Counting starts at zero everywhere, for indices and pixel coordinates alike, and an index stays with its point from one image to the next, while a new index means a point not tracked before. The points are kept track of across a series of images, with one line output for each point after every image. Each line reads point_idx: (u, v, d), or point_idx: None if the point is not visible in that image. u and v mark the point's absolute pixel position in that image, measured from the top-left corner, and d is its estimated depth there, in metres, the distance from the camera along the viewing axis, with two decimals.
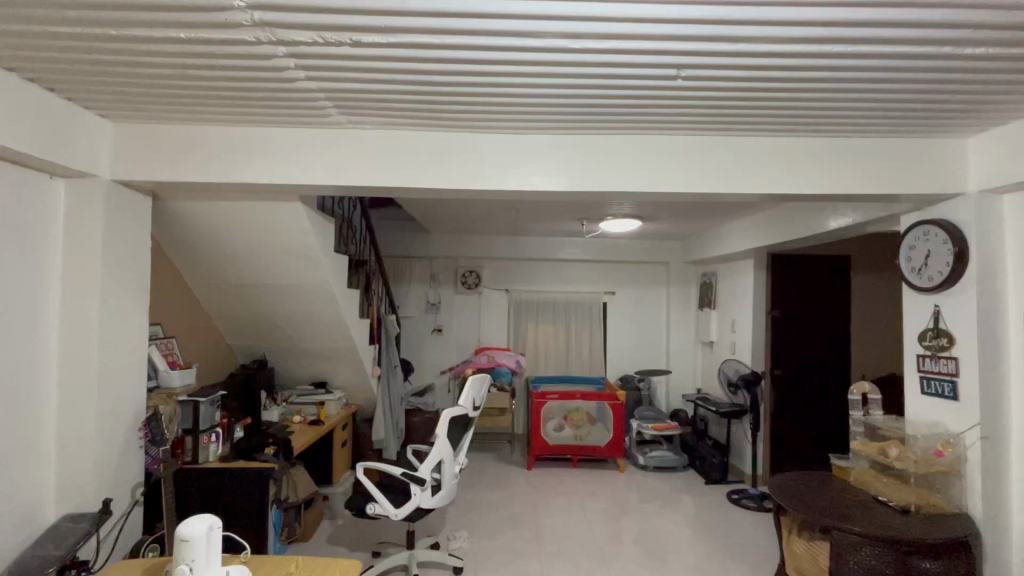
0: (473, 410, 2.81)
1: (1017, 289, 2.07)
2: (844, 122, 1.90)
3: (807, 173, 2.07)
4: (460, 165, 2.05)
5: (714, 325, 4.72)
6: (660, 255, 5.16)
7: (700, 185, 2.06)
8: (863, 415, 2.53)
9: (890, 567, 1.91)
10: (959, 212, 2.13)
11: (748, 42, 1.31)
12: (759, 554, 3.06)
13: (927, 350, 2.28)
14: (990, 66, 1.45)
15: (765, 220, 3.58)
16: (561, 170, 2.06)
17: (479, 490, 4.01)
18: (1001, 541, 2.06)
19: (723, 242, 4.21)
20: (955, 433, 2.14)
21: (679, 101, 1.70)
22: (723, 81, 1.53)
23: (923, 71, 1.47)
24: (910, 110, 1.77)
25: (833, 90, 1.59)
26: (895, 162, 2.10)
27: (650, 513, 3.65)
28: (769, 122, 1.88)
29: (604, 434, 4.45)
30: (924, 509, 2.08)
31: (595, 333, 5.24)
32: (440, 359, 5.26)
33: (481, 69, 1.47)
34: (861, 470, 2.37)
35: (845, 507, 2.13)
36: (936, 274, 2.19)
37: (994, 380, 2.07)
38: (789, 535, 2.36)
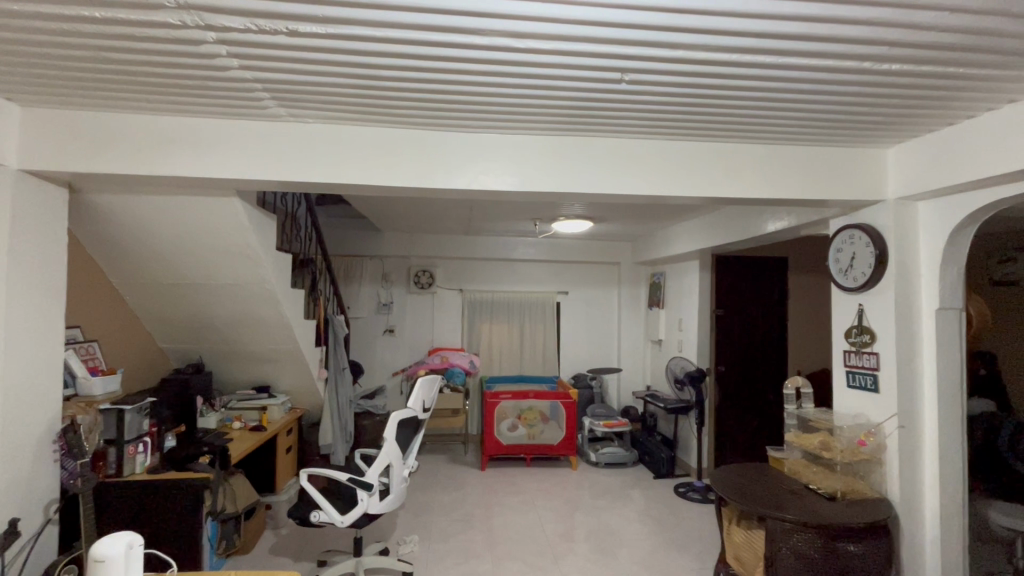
0: (422, 411, 2.77)
1: (929, 288, 2.24)
2: (780, 130, 1.99)
3: (743, 178, 2.17)
4: (408, 162, 2.01)
5: (662, 324, 4.87)
6: (612, 256, 5.26)
7: (646, 186, 2.11)
8: (797, 408, 2.65)
9: (819, 551, 2.03)
10: (880, 216, 2.29)
11: (686, 49, 1.35)
12: (703, 545, 3.18)
13: (852, 346, 2.44)
14: (904, 81, 1.56)
15: (709, 223, 3.71)
16: (511, 170, 2.06)
17: (432, 493, 3.96)
18: (917, 522, 2.23)
19: (670, 244, 4.35)
20: (876, 422, 2.30)
21: (624, 105, 1.73)
22: (666, 87, 1.58)
23: (845, 84, 1.57)
24: (836, 119, 1.88)
25: (767, 99, 1.67)
26: (824, 170, 2.22)
27: (601, 509, 3.72)
28: (709, 128, 1.95)
29: (557, 432, 4.51)
30: (849, 495, 2.23)
31: (549, 333, 5.27)
32: (392, 361, 5.16)
33: (427, 65, 1.45)
34: (794, 461, 2.50)
35: (780, 497, 2.24)
36: (861, 274, 2.34)
37: (910, 373, 2.23)
38: (730, 525, 2.46)
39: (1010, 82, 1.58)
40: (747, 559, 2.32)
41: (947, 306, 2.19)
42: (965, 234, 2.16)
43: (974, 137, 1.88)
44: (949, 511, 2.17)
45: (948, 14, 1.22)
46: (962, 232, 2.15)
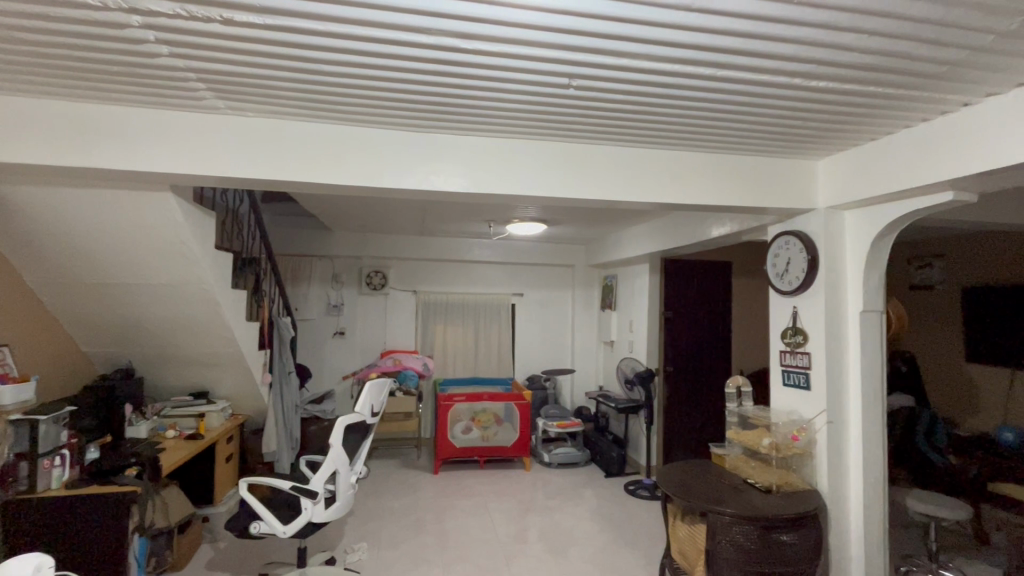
0: (371, 416, 2.71)
1: (854, 292, 2.40)
2: (720, 140, 2.08)
3: (688, 185, 2.25)
4: (355, 161, 1.96)
5: (614, 325, 4.97)
6: (565, 258, 5.33)
7: (595, 191, 2.15)
8: (737, 406, 2.76)
9: (755, 542, 2.13)
10: (811, 223, 2.43)
11: (629, 57, 1.39)
12: (650, 540, 3.28)
13: (788, 346, 2.56)
14: (829, 97, 1.67)
15: (658, 227, 3.83)
16: (462, 172, 2.04)
17: (383, 498, 3.87)
18: (842, 512, 2.38)
19: (622, 247, 4.45)
20: (807, 418, 2.44)
21: (572, 109, 1.76)
22: (612, 93, 1.62)
23: (778, 98, 1.66)
24: (771, 131, 1.98)
25: (708, 109, 1.74)
26: (762, 179, 2.34)
27: (553, 509, 3.76)
28: (655, 135, 2.01)
29: (510, 434, 4.51)
30: (783, 488, 2.35)
31: (504, 335, 5.28)
32: (342, 364, 5.02)
33: (372, 62, 1.42)
34: (735, 457, 2.61)
35: (720, 492, 2.34)
36: (795, 278, 2.47)
37: (837, 372, 2.38)
38: (675, 521, 2.54)
39: (922, 102, 1.72)
40: (691, 553, 2.39)
41: (869, 308, 2.36)
42: (885, 241, 2.33)
43: (894, 152, 2.03)
44: (869, 501, 2.34)
45: (867, 37, 1.32)
46: (882, 240, 2.31)
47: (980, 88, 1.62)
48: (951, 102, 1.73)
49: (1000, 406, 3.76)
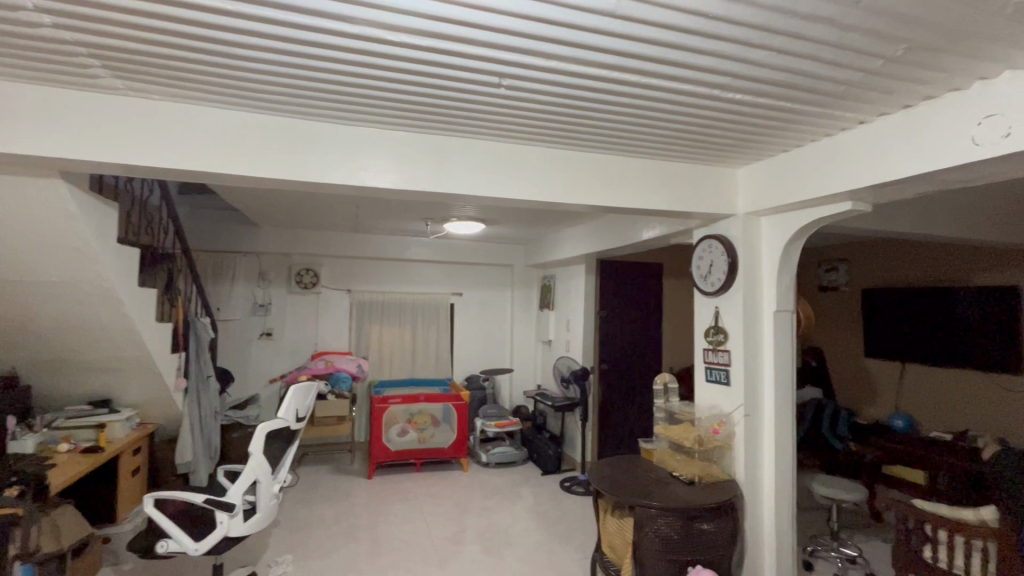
0: (296, 421, 2.58)
1: (769, 293, 2.56)
2: (648, 145, 2.16)
3: (617, 189, 2.32)
4: (277, 153, 1.85)
5: (552, 325, 5.04)
6: (505, 258, 5.34)
7: (529, 192, 2.17)
8: (665, 402, 2.88)
9: (678, 532, 2.23)
10: (732, 228, 2.58)
11: (557, 59, 1.42)
12: (583, 535, 3.35)
13: (710, 344, 2.70)
14: (745, 110, 1.78)
15: (593, 229, 3.92)
16: (393, 167, 1.99)
17: (312, 506, 3.70)
18: (757, 498, 2.54)
19: (559, 247, 4.52)
20: (727, 412, 2.59)
21: (504, 109, 1.76)
22: (543, 95, 1.63)
23: (699, 107, 1.74)
24: (695, 140, 2.09)
25: (635, 114, 1.80)
26: (687, 185, 2.45)
27: (490, 509, 3.75)
28: (587, 137, 2.05)
29: (448, 435, 4.45)
30: (704, 479, 2.47)
31: (442, 335, 5.20)
32: (270, 367, 4.77)
33: (292, 48, 1.36)
34: (662, 451, 2.71)
35: (647, 485, 2.42)
36: (718, 280, 2.61)
37: (753, 368, 2.54)
38: (606, 515, 2.60)
39: (825, 118, 1.86)
40: (620, 546, 2.46)
41: (782, 308, 2.53)
42: (796, 246, 2.49)
43: (804, 163, 2.18)
44: (781, 488, 2.50)
45: (776, 54, 1.41)
46: (793, 245, 2.49)
47: (874, 108, 1.77)
48: (851, 119, 1.88)
49: (892, 396, 4.17)
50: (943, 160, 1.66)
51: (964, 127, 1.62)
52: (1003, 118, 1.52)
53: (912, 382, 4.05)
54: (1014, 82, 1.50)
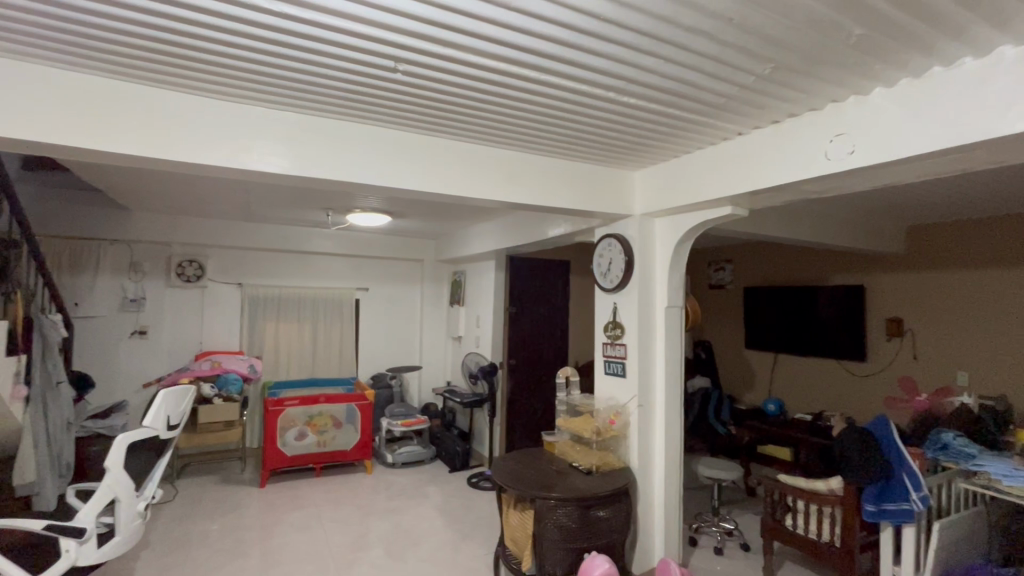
0: (167, 430, 2.30)
1: (662, 290, 2.71)
2: (549, 143, 2.19)
3: (522, 186, 2.34)
4: (141, 127, 1.65)
5: (462, 321, 5.00)
6: (414, 252, 5.19)
7: (431, 185, 2.12)
8: (566, 395, 2.95)
9: (576, 521, 2.31)
10: (629, 228, 2.71)
11: (455, 48, 1.39)
12: (488, 530, 3.36)
13: (609, 339, 2.82)
14: (639, 114, 1.86)
15: (503, 225, 3.93)
16: (277, 149, 1.84)
17: (193, 522, 3.35)
18: (648, 483, 2.70)
19: (469, 243, 4.48)
20: (622, 403, 2.72)
21: (402, 96, 1.70)
22: (441, 84, 1.60)
23: (596, 108, 1.80)
24: (595, 140, 2.16)
25: (536, 111, 1.82)
26: (588, 185, 2.53)
27: (394, 510, 3.64)
28: (490, 131, 2.04)
29: (350, 437, 4.25)
30: (601, 468, 2.57)
31: (347, 332, 4.95)
32: (144, 369, 4.24)
33: (154, 6, 1.21)
34: (563, 443, 2.79)
35: (548, 478, 2.48)
36: (616, 277, 2.73)
37: (646, 360, 2.68)
38: (508, 509, 2.62)
39: (708, 127, 2.00)
40: (520, 539, 2.50)
41: (672, 304, 2.70)
42: (685, 246, 2.67)
43: (691, 168, 2.34)
44: (670, 472, 2.68)
45: (664, 62, 1.48)
46: (683, 245, 2.65)
47: (749, 121, 1.94)
48: (730, 130, 2.04)
49: (766, 383, 4.66)
50: (803, 172, 1.86)
51: (819, 144, 1.82)
52: (849, 137, 1.72)
53: (783, 370, 4.54)
54: (858, 106, 1.70)
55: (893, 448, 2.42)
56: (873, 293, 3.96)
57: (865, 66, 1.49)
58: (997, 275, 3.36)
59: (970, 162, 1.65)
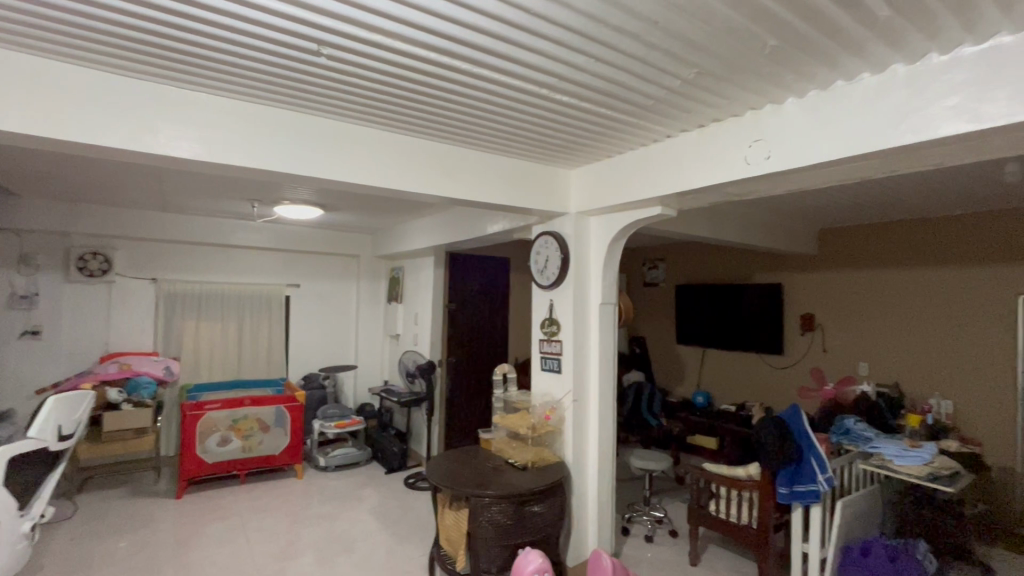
0: (54, 440, 2.11)
1: (596, 287, 2.76)
2: (483, 138, 2.17)
3: (457, 180, 2.32)
4: (25, 102, 1.47)
5: (400, 318, 4.87)
6: (350, 247, 5.00)
7: (361, 176, 2.04)
8: (503, 392, 2.95)
9: (510, 518, 2.31)
10: (564, 226, 2.74)
11: (383, 34, 1.33)
12: (425, 530, 3.30)
13: (545, 335, 2.84)
14: (572, 113, 1.88)
15: (441, 221, 3.87)
16: (189, 133, 1.71)
17: (96, 540, 3.05)
18: (582, 477, 2.75)
19: (407, 238, 4.37)
20: (558, 398, 2.75)
21: (328, 82, 1.62)
22: (369, 71, 1.53)
23: (530, 104, 1.79)
24: (530, 137, 2.16)
25: (469, 104, 1.79)
26: (524, 182, 2.53)
27: (326, 515, 3.49)
28: (423, 123, 1.99)
29: (279, 440, 4.03)
30: (536, 463, 2.59)
31: (276, 330, 4.69)
32: (38, 373, 3.82)
33: None
34: (499, 440, 2.79)
35: (483, 475, 2.46)
36: (552, 274, 2.75)
37: (581, 356, 2.73)
38: (443, 509, 2.58)
39: (639, 129, 2.06)
40: (455, 539, 2.47)
41: (606, 301, 2.76)
42: (619, 245, 2.73)
43: (624, 168, 2.40)
44: (603, 464, 2.74)
45: (594, 61, 1.50)
46: (617, 243, 2.72)
47: (677, 124, 2.01)
48: (660, 132, 2.11)
49: (695, 376, 4.89)
50: (725, 176, 1.95)
51: (739, 149, 1.91)
52: (766, 143, 1.83)
53: (710, 364, 4.79)
54: (775, 114, 1.80)
55: (804, 435, 2.60)
56: (789, 291, 4.26)
57: (779, 76, 1.58)
58: (894, 275, 3.70)
59: (868, 171, 1.79)
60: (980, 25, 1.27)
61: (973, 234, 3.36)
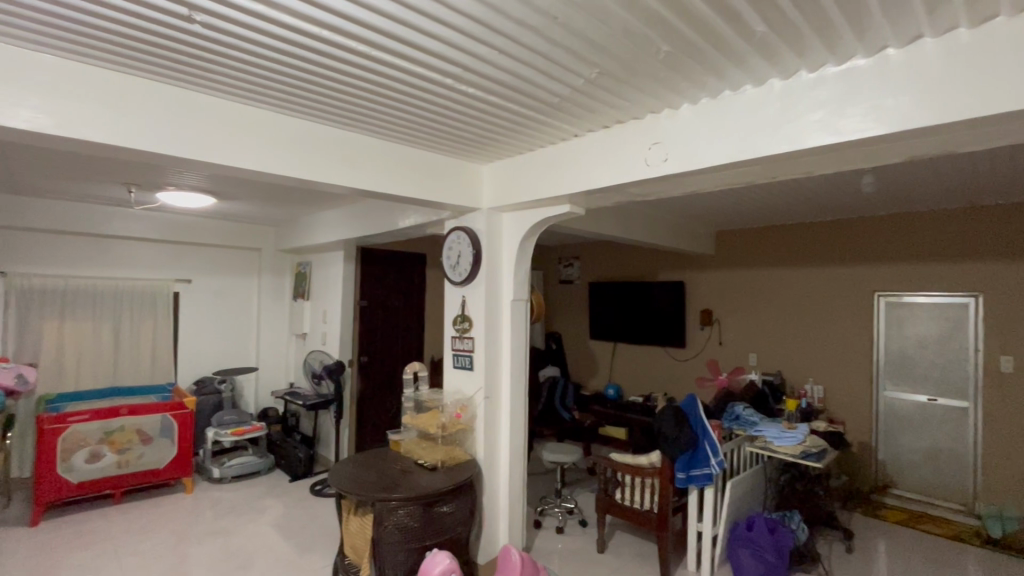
0: None
1: (508, 283, 2.76)
2: (388, 127, 2.09)
3: (362, 169, 2.21)
4: None
5: (307, 316, 4.59)
6: (250, 240, 4.62)
7: (251, 161, 1.88)
8: (414, 391, 2.86)
9: (417, 520, 2.24)
10: (477, 221, 2.71)
11: (265, 5, 1.22)
12: (332, 539, 3.13)
13: (457, 332, 2.80)
14: (479, 106, 1.85)
15: (351, 214, 3.69)
16: (31, 99, 1.47)
17: None
18: (493, 473, 2.74)
19: (314, 231, 4.12)
20: (469, 396, 2.72)
21: (207, 54, 1.46)
22: (253, 44, 1.40)
23: (434, 94, 1.74)
24: (438, 129, 2.11)
25: (369, 89, 1.70)
26: (434, 175, 2.47)
27: (219, 532, 3.20)
28: (322, 106, 1.87)
29: (164, 452, 3.63)
30: (446, 463, 2.55)
31: (161, 331, 4.22)
32: None
33: None
34: (409, 441, 2.71)
35: (390, 478, 2.37)
36: (464, 269, 2.71)
37: (493, 353, 2.72)
38: (348, 515, 2.46)
39: (546, 127, 2.08)
40: (360, 546, 2.36)
41: (518, 297, 2.76)
42: (530, 242, 2.75)
43: (535, 167, 2.41)
44: (514, 459, 2.76)
45: (497, 54, 1.48)
46: (529, 240, 2.73)
47: (582, 124, 2.05)
48: (567, 131, 2.14)
49: (607, 370, 5.10)
50: (626, 176, 2.03)
51: (640, 151, 1.99)
52: (663, 146, 1.91)
53: (620, 358, 5.01)
54: (671, 119, 1.89)
55: (699, 422, 2.78)
56: (690, 288, 4.56)
57: (674, 81, 1.65)
58: (777, 274, 4.09)
59: (751, 176, 1.94)
60: (840, 47, 1.41)
61: (840, 238, 3.80)
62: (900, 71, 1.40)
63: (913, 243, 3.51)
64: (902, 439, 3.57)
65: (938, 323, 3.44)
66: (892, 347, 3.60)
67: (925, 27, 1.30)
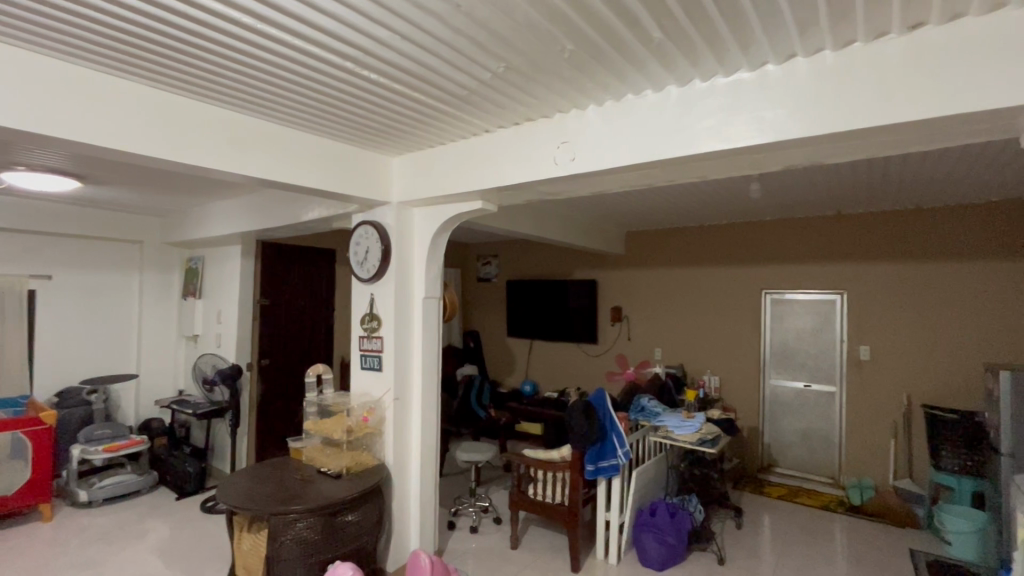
0: None
1: (420, 281, 2.68)
2: (284, 111, 1.93)
3: (256, 155, 2.02)
4: None
5: (198, 317, 4.17)
6: (128, 232, 4.11)
7: (118, 138, 1.64)
8: (317, 395, 2.69)
9: (319, 532, 2.10)
10: (386, 216, 2.60)
11: None
12: (225, 560, 2.86)
13: (365, 332, 2.67)
14: (385, 93, 1.76)
15: (249, 205, 3.40)
16: None
17: None
18: (404, 477, 2.65)
19: (207, 223, 3.75)
20: (377, 399, 2.61)
21: (52, 10, 1.25)
22: (111, 3, 1.22)
23: (333, 77, 1.63)
24: (342, 116, 1.99)
25: (258, 66, 1.55)
26: (339, 166, 2.33)
27: (85, 563, 2.80)
28: (204, 82, 1.68)
29: (13, 476, 3.10)
30: (352, 469, 2.42)
31: (11, 335, 3.61)
32: None
33: None
34: (312, 449, 2.54)
35: (289, 489, 2.21)
36: (372, 266, 2.59)
37: (403, 352, 2.62)
38: (240, 533, 2.25)
39: (456, 120, 2.03)
40: (253, 565, 2.17)
41: (429, 295, 2.69)
42: (441, 238, 2.69)
43: (445, 161, 2.35)
44: (426, 461, 2.68)
45: (399, 39, 1.41)
46: (440, 236, 2.67)
47: (493, 119, 2.02)
48: (478, 126, 2.11)
49: (523, 367, 5.16)
50: (536, 174, 2.03)
51: (549, 150, 2.01)
52: (571, 146, 1.94)
53: (536, 355, 5.09)
54: (578, 119, 1.92)
55: (607, 415, 2.88)
56: (602, 286, 4.74)
57: (580, 81, 1.68)
58: (680, 273, 4.36)
59: (652, 178, 2.02)
60: (728, 60, 1.50)
61: (734, 240, 4.13)
62: (779, 86, 1.52)
63: (798, 246, 3.88)
64: (783, 422, 3.95)
65: (812, 318, 3.84)
66: (775, 340, 3.98)
67: (798, 46, 1.42)
